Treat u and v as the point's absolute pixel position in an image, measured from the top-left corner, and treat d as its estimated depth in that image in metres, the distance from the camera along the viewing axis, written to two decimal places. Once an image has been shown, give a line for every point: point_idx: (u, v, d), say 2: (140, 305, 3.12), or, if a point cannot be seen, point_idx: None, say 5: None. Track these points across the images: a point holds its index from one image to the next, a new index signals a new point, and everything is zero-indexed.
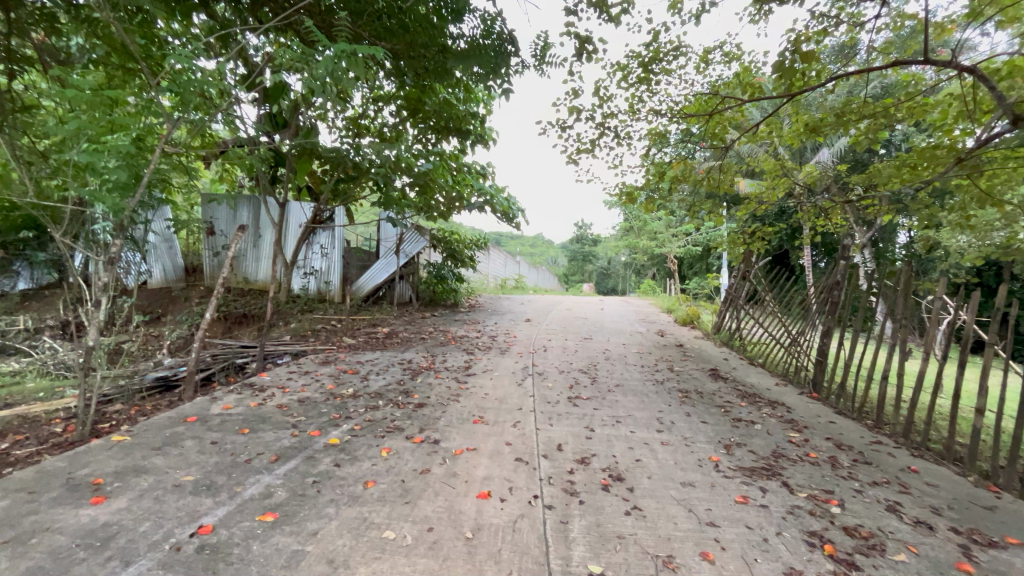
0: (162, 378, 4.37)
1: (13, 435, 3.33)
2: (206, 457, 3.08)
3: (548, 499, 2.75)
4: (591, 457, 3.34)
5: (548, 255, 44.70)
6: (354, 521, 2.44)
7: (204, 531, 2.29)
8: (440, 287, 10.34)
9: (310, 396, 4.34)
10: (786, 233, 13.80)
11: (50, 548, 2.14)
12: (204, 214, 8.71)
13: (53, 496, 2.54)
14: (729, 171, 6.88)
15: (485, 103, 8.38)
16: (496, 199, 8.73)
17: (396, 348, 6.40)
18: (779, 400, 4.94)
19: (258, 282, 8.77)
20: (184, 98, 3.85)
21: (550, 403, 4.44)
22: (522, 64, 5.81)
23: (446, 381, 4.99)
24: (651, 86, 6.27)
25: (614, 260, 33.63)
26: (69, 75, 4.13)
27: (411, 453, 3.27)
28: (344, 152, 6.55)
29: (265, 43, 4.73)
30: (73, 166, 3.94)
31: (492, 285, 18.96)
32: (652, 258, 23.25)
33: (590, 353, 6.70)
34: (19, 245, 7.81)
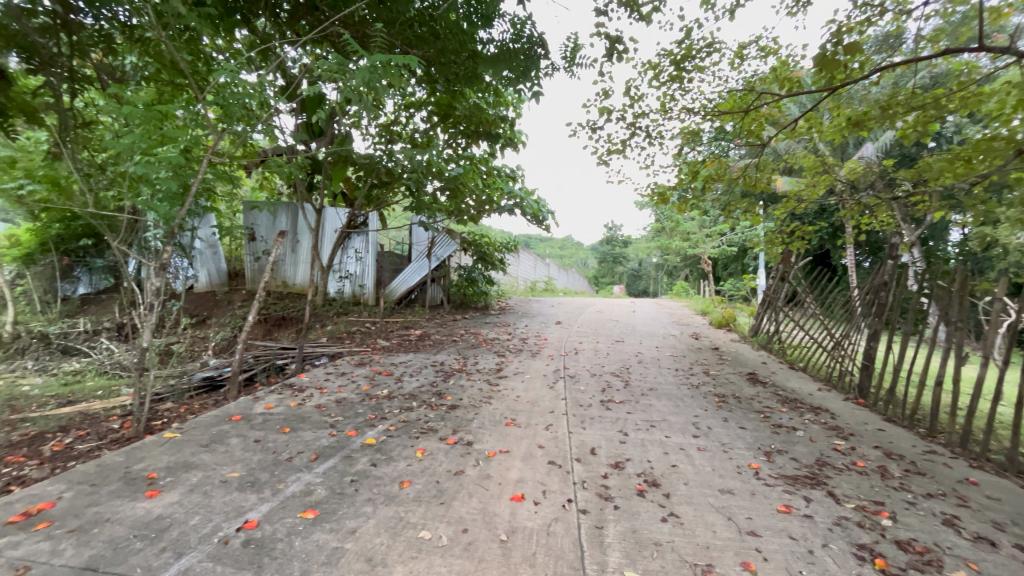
0: (208, 378, 4.57)
1: (76, 431, 3.55)
2: (250, 454, 3.21)
3: (583, 503, 2.73)
4: (625, 462, 3.29)
5: (577, 257, 44.44)
6: (391, 520, 2.49)
7: (249, 526, 2.38)
8: (471, 289, 10.42)
9: (346, 397, 4.45)
10: (827, 232, 13.31)
11: (109, 538, 2.27)
12: (246, 221, 9.07)
13: (111, 489, 2.69)
14: (766, 168, 6.68)
15: (515, 106, 8.42)
16: (525, 202, 8.76)
17: (429, 351, 6.49)
18: (822, 406, 4.75)
19: (296, 286, 9.06)
20: (229, 111, 4.05)
21: (583, 407, 4.40)
22: (553, 66, 5.81)
23: (478, 383, 5.03)
24: (684, 84, 6.17)
25: (645, 261, 33.22)
26: (124, 92, 4.38)
27: (445, 454, 3.31)
28: (376, 158, 6.72)
29: (303, 55, 4.89)
30: (128, 178, 4.18)
31: (521, 287, 19.00)
32: (685, 259, 22.82)
33: (622, 356, 6.60)
34: (79, 252, 8.35)
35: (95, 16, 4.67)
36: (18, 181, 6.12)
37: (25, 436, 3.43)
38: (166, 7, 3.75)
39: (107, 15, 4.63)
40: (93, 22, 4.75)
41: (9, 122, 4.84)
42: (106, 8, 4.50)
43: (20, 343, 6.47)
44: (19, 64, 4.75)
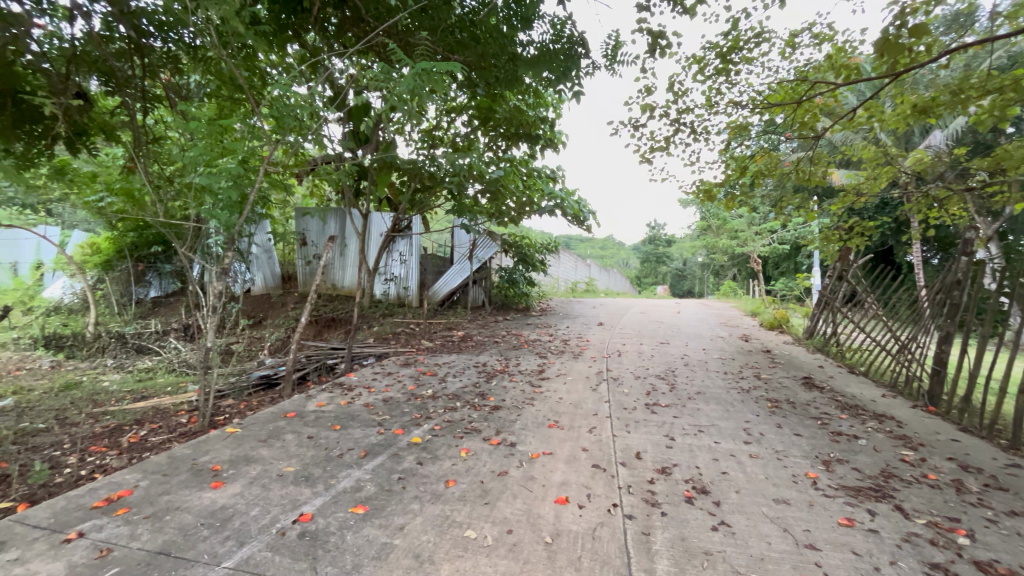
0: (265, 376, 4.83)
1: (149, 424, 3.83)
2: (304, 449, 3.35)
3: (629, 508, 2.68)
4: (672, 467, 3.21)
5: (618, 257, 43.73)
6: (438, 518, 2.53)
7: (304, 519, 2.49)
8: (512, 291, 10.46)
9: (393, 396, 4.58)
10: (890, 227, 12.49)
11: (180, 525, 2.43)
12: (297, 226, 9.50)
13: (181, 479, 2.89)
14: (821, 162, 6.34)
15: (555, 107, 8.42)
16: (566, 203, 8.89)
17: (471, 351, 6.56)
18: (886, 413, 4.44)
19: (345, 288, 9.40)
20: (283, 123, 4.25)
21: (627, 410, 4.33)
22: (594, 66, 5.75)
23: (520, 385, 5.04)
24: (730, 77, 5.97)
25: (689, 261, 32.28)
26: (189, 108, 4.68)
27: (489, 454, 3.34)
28: (419, 163, 6.86)
29: (350, 65, 5.04)
30: (193, 188, 4.45)
31: (562, 287, 18.90)
32: (733, 258, 21.99)
33: (667, 358, 6.43)
34: (152, 259, 9.00)
35: (164, 37, 5.11)
36: (98, 193, 6.69)
37: (106, 428, 3.73)
38: (225, 27, 3.99)
39: (174, 36, 5.09)
40: (162, 44, 5.14)
41: (91, 140, 5.37)
42: (174, 30, 4.95)
43: (101, 343, 7.06)
44: (100, 86, 5.29)
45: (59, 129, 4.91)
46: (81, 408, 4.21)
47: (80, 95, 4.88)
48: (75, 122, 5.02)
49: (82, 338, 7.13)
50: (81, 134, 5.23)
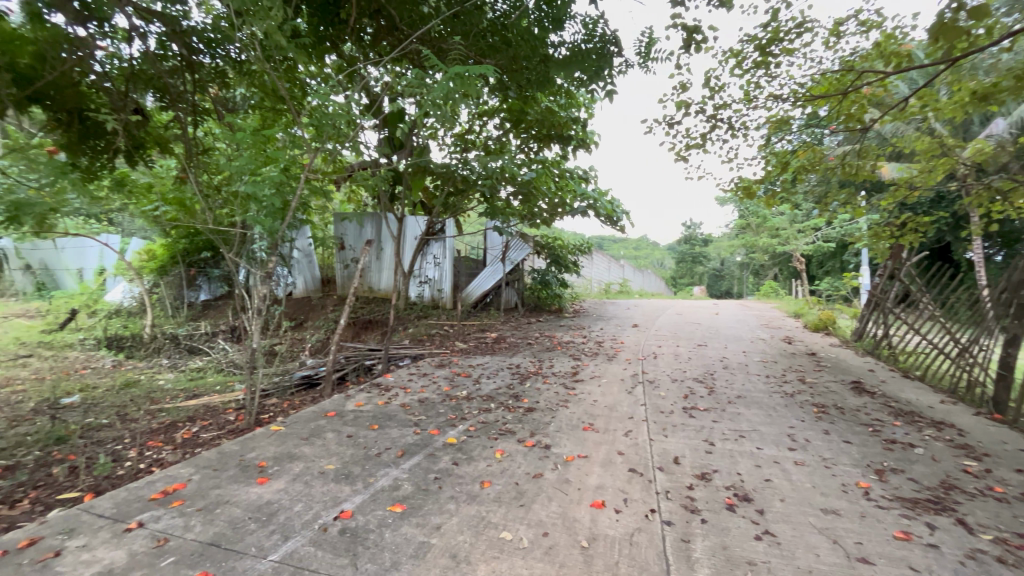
0: (306, 377, 4.99)
1: (201, 421, 4.03)
2: (344, 448, 3.45)
3: (667, 514, 2.62)
4: (712, 473, 3.12)
5: (653, 257, 42.92)
6: (474, 518, 2.55)
7: (345, 516, 2.56)
8: (545, 292, 10.41)
9: (428, 397, 4.65)
10: (947, 222, 11.76)
11: (229, 518, 2.55)
12: (336, 231, 9.80)
13: (230, 474, 3.03)
14: (870, 155, 6.04)
15: (587, 107, 8.37)
16: (599, 203, 8.87)
17: (505, 353, 6.59)
18: (946, 420, 4.18)
19: (381, 291, 9.62)
20: (322, 131, 4.39)
21: (664, 413, 4.24)
22: (627, 64, 5.69)
23: (555, 386, 5.02)
24: (769, 69, 5.78)
25: (727, 260, 31.36)
26: (236, 121, 4.91)
27: (524, 456, 3.34)
28: (452, 167, 6.89)
29: (385, 73, 5.16)
30: (240, 196, 4.66)
31: (595, 289, 18.73)
32: (774, 258, 21.19)
33: (705, 360, 6.27)
34: (201, 264, 9.44)
35: (212, 53, 5.34)
36: (154, 203, 7.09)
37: (162, 424, 3.95)
38: (269, 41, 4.16)
39: (221, 52, 5.32)
40: (211, 61, 5.42)
41: (147, 153, 5.72)
42: (221, 46, 5.21)
43: (156, 343, 7.48)
44: (156, 102, 5.64)
45: (120, 143, 5.27)
46: (139, 405, 4.47)
47: (138, 111, 5.24)
48: (133, 137, 5.38)
49: (140, 339, 7.59)
50: (138, 148, 5.60)
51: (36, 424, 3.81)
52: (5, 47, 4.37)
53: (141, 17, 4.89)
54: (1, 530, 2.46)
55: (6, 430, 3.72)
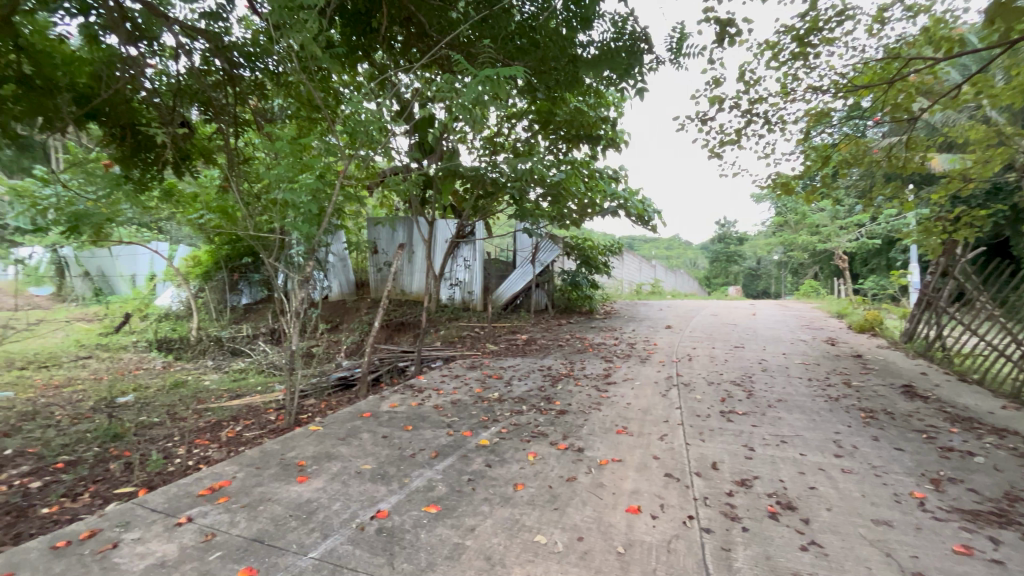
0: (342, 378, 5.11)
1: (244, 420, 4.18)
2: (379, 448, 3.51)
3: (706, 521, 2.55)
4: (753, 479, 3.01)
5: (685, 257, 41.97)
6: (508, 521, 2.55)
7: (381, 516, 2.60)
8: (575, 294, 10.34)
9: (461, 398, 4.69)
10: (1004, 215, 11.04)
11: (271, 515, 2.63)
12: (369, 236, 10.01)
13: (272, 473, 3.13)
14: (918, 146, 5.73)
15: (617, 106, 8.29)
16: (630, 202, 8.78)
17: (535, 355, 6.58)
18: (1009, 427, 3.90)
19: (413, 293, 9.77)
20: (356, 138, 4.49)
21: (700, 417, 4.12)
22: (658, 61, 5.59)
23: (587, 389, 4.97)
24: (808, 60, 5.57)
25: (763, 259, 30.40)
26: (274, 130, 5.08)
27: (557, 459, 3.32)
28: (482, 170, 6.93)
29: (415, 80, 5.24)
30: (278, 203, 4.82)
31: (626, 290, 18.47)
32: (814, 255, 20.40)
33: (742, 363, 6.08)
34: (244, 268, 9.75)
35: (252, 66, 5.53)
36: (199, 212, 7.39)
37: (208, 423, 4.12)
38: (305, 53, 4.29)
39: (260, 65, 5.54)
40: (250, 74, 5.65)
41: (193, 163, 5.99)
42: (260, 59, 5.43)
43: (202, 345, 7.83)
44: (200, 115, 5.92)
45: (167, 155, 5.55)
46: (187, 405, 4.68)
47: (184, 124, 5.50)
48: (180, 149, 5.64)
49: (187, 341, 7.95)
50: (185, 159, 5.86)
51: (95, 422, 4.05)
52: (65, 68, 4.79)
53: (186, 35, 5.15)
54: (65, 521, 2.62)
55: (69, 427, 3.96)
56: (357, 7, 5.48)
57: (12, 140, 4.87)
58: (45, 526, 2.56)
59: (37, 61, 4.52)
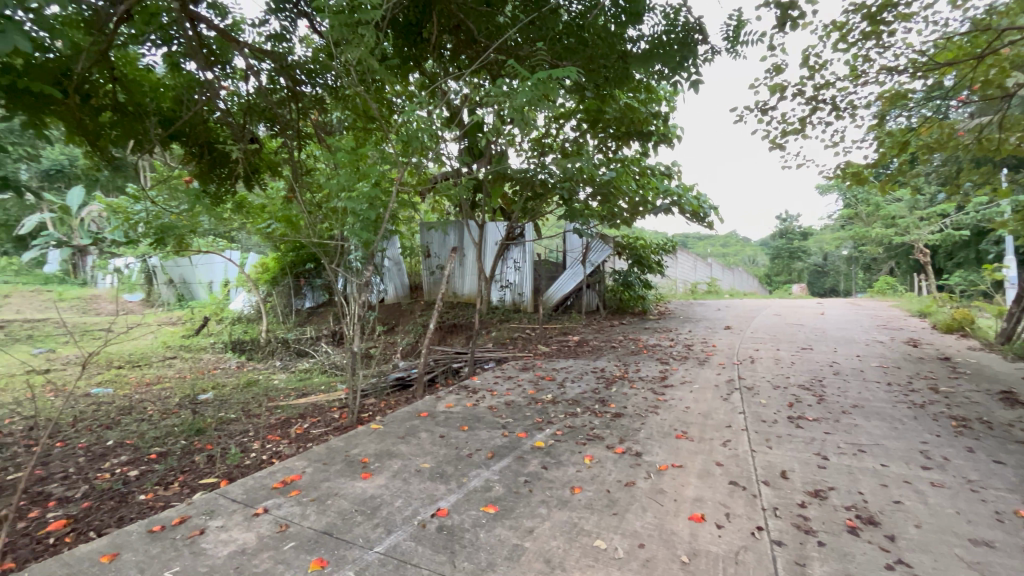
0: (400, 378, 5.28)
1: (311, 418, 4.42)
2: (437, 447, 3.59)
3: (777, 533, 2.41)
4: (828, 490, 2.82)
5: (743, 254, 40.06)
6: (566, 524, 2.53)
7: (441, 514, 2.66)
8: (627, 294, 10.09)
9: (515, 399, 4.71)
10: None
11: (339, 509, 2.75)
12: (422, 240, 10.30)
13: (338, 468, 3.28)
14: (1015, 125, 5.16)
15: (668, 100, 8.08)
16: (684, 199, 8.55)
17: (588, 356, 6.49)
18: None
19: (464, 296, 9.95)
20: (411, 145, 4.62)
21: (766, 422, 3.91)
22: (714, 50, 5.37)
23: (643, 392, 4.84)
24: (881, 39, 5.18)
25: (831, 255, 28.47)
26: (333, 142, 5.33)
27: (614, 463, 3.26)
28: (530, 171, 6.87)
29: (464, 86, 5.34)
30: (338, 211, 5.05)
31: (681, 289, 17.85)
32: (890, 250, 18.84)
33: (810, 365, 5.72)
34: (307, 274, 10.27)
35: (313, 83, 5.92)
36: (267, 221, 7.72)
37: (279, 420, 4.39)
38: (362, 66, 4.47)
39: (320, 81, 5.87)
40: (311, 90, 5.96)
41: (261, 177, 6.42)
42: (320, 75, 5.75)
43: (270, 346, 8.34)
44: (267, 131, 6.34)
45: (239, 170, 5.98)
46: (259, 402, 5.01)
47: (253, 140, 5.93)
48: (251, 163, 6.07)
49: (258, 343, 8.50)
50: (254, 172, 6.28)
51: (181, 417, 4.41)
52: (153, 94, 5.28)
53: (255, 57, 5.53)
54: (159, 507, 2.87)
55: (160, 421, 4.35)
56: (409, 19, 5.71)
57: (109, 162, 5.42)
58: (143, 511, 2.82)
59: (130, 89, 5.06)
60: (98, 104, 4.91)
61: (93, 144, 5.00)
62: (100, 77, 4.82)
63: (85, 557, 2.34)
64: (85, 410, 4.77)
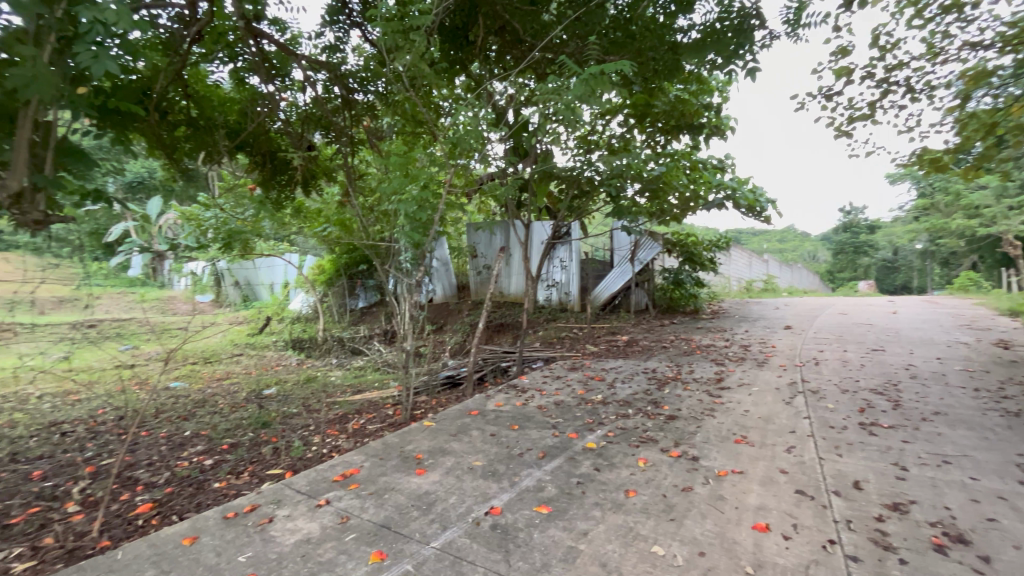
0: (450, 376, 5.39)
1: (366, 414, 4.58)
2: (488, 446, 3.62)
3: (852, 548, 2.25)
4: (908, 504, 2.60)
5: (802, 250, 37.90)
6: (622, 528, 2.48)
7: (495, 512, 2.68)
8: (678, 292, 9.80)
9: (564, 399, 4.67)
10: None
11: (395, 504, 2.83)
12: (469, 240, 10.42)
13: (394, 464, 3.37)
14: None
15: (721, 91, 7.79)
16: (739, 192, 8.22)
17: (638, 356, 6.35)
18: None
19: (511, 295, 9.99)
20: (461, 146, 4.69)
21: (834, 429, 3.67)
22: (772, 36, 5.11)
23: (697, 394, 4.67)
24: (963, 12, 4.75)
25: (903, 249, 26.41)
26: (385, 147, 5.50)
27: (670, 467, 3.16)
28: (576, 169, 6.81)
29: (510, 86, 5.36)
30: (390, 213, 5.19)
31: (735, 288, 17.12)
32: (973, 241, 17.23)
33: (883, 368, 5.31)
34: (360, 274, 10.66)
35: (365, 90, 6.20)
36: (323, 224, 7.90)
37: (337, 415, 4.57)
38: (414, 72, 4.59)
39: (372, 88, 6.10)
40: (364, 98, 6.18)
41: (318, 182, 6.71)
42: (371, 83, 6.00)
43: (327, 344, 8.72)
44: (323, 139, 6.63)
45: (298, 176, 6.30)
46: (319, 398, 5.25)
47: (311, 148, 6.23)
48: (309, 170, 6.36)
49: (316, 341, 8.92)
50: (312, 178, 6.59)
51: (249, 411, 4.69)
52: (220, 108, 5.59)
53: (312, 69, 5.81)
54: (232, 494, 3.06)
55: (230, 414, 4.64)
56: (456, 24, 5.91)
57: (184, 174, 5.83)
58: (218, 498, 3.02)
59: (201, 105, 5.43)
60: (174, 120, 5.32)
61: (170, 157, 5.43)
62: (175, 94, 5.22)
63: (169, 539, 2.53)
64: (165, 402, 5.18)
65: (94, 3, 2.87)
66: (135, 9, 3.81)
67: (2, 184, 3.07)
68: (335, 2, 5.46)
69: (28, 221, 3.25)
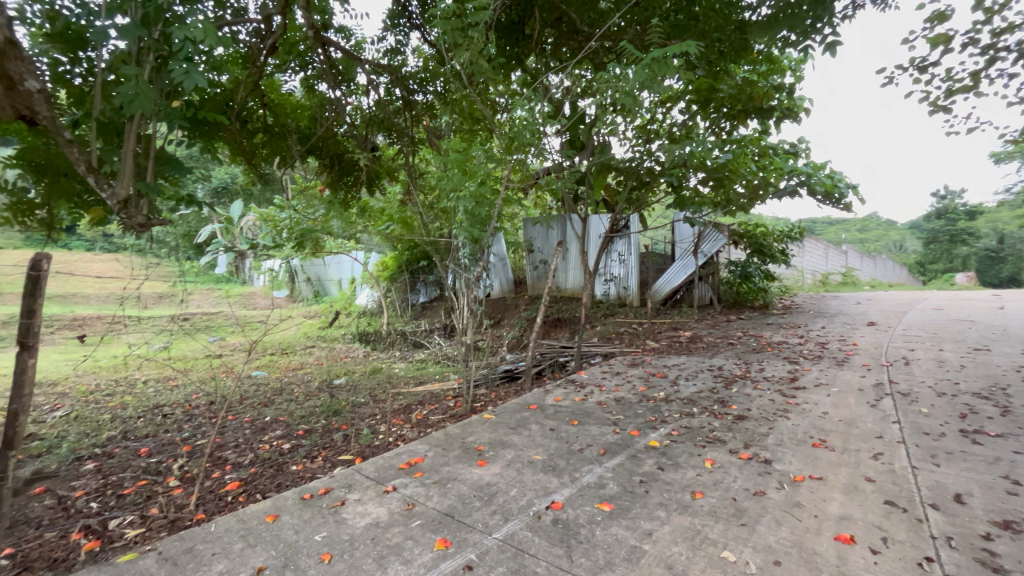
0: (508, 370, 5.46)
1: (429, 405, 4.72)
2: (548, 440, 3.62)
3: (953, 567, 2.04)
4: (1023, 523, 2.31)
5: (887, 240, 34.60)
6: (688, 530, 2.39)
7: (556, 507, 2.67)
8: (745, 286, 9.28)
9: (624, 396, 4.57)
10: None
11: (458, 493, 2.90)
12: (526, 235, 10.43)
13: (456, 454, 3.46)
14: None
15: (793, 69, 7.27)
16: (815, 178, 7.65)
17: (702, 353, 6.09)
18: None
19: (568, 289, 9.90)
20: (518, 141, 4.68)
21: (930, 436, 3.32)
22: (854, 6, 4.68)
23: (768, 393, 4.40)
24: None
25: (1011, 237, 23.36)
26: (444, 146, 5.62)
27: (740, 469, 3.00)
28: (635, 161, 6.54)
29: (565, 78, 5.27)
30: (449, 211, 5.28)
31: (808, 282, 15.93)
32: None
33: (988, 370, 4.75)
34: (420, 270, 10.95)
35: (424, 91, 6.33)
36: (386, 223, 8.02)
37: (401, 406, 4.75)
38: (472, 69, 4.62)
39: (431, 88, 6.23)
40: (423, 97, 6.32)
41: (381, 182, 6.98)
42: (430, 83, 6.14)
43: (391, 337, 9.09)
44: (385, 140, 6.87)
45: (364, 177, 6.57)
46: (384, 389, 5.47)
47: (375, 149, 6.46)
48: (372, 170, 6.62)
49: (380, 334, 9.32)
50: (375, 178, 6.86)
51: (321, 399, 4.98)
52: (293, 114, 6.00)
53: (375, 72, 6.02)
54: (308, 477, 3.27)
55: (304, 402, 4.95)
56: (511, 18, 5.83)
57: (262, 178, 6.27)
58: (295, 480, 3.24)
59: (276, 112, 5.79)
60: (252, 128, 5.72)
61: (250, 163, 5.85)
62: (253, 103, 5.61)
63: (254, 515, 2.75)
64: (249, 389, 5.62)
65: (183, 23, 3.20)
66: (218, 28, 4.11)
67: (112, 192, 3.40)
68: (395, 6, 5.64)
69: (134, 224, 3.54)
